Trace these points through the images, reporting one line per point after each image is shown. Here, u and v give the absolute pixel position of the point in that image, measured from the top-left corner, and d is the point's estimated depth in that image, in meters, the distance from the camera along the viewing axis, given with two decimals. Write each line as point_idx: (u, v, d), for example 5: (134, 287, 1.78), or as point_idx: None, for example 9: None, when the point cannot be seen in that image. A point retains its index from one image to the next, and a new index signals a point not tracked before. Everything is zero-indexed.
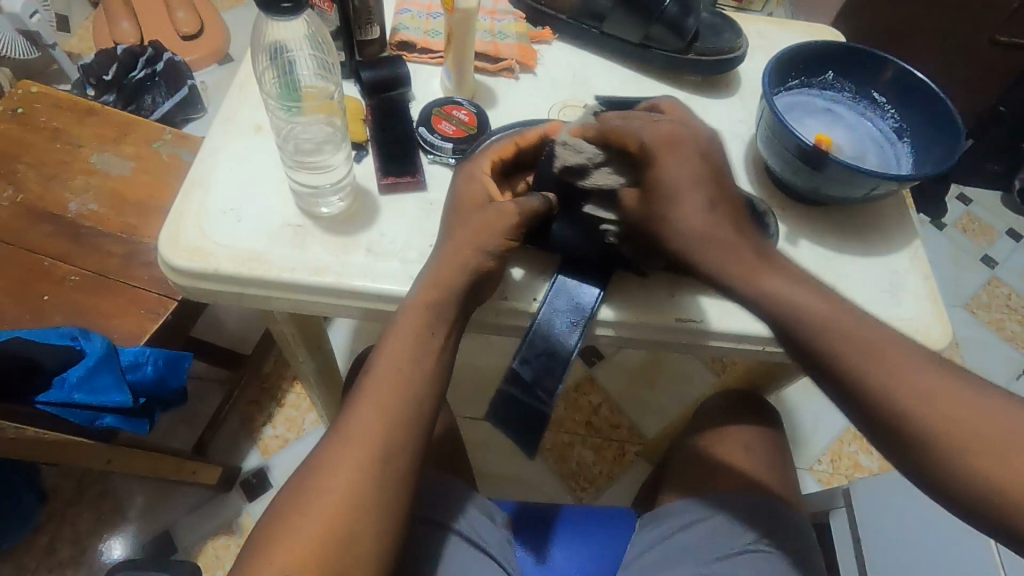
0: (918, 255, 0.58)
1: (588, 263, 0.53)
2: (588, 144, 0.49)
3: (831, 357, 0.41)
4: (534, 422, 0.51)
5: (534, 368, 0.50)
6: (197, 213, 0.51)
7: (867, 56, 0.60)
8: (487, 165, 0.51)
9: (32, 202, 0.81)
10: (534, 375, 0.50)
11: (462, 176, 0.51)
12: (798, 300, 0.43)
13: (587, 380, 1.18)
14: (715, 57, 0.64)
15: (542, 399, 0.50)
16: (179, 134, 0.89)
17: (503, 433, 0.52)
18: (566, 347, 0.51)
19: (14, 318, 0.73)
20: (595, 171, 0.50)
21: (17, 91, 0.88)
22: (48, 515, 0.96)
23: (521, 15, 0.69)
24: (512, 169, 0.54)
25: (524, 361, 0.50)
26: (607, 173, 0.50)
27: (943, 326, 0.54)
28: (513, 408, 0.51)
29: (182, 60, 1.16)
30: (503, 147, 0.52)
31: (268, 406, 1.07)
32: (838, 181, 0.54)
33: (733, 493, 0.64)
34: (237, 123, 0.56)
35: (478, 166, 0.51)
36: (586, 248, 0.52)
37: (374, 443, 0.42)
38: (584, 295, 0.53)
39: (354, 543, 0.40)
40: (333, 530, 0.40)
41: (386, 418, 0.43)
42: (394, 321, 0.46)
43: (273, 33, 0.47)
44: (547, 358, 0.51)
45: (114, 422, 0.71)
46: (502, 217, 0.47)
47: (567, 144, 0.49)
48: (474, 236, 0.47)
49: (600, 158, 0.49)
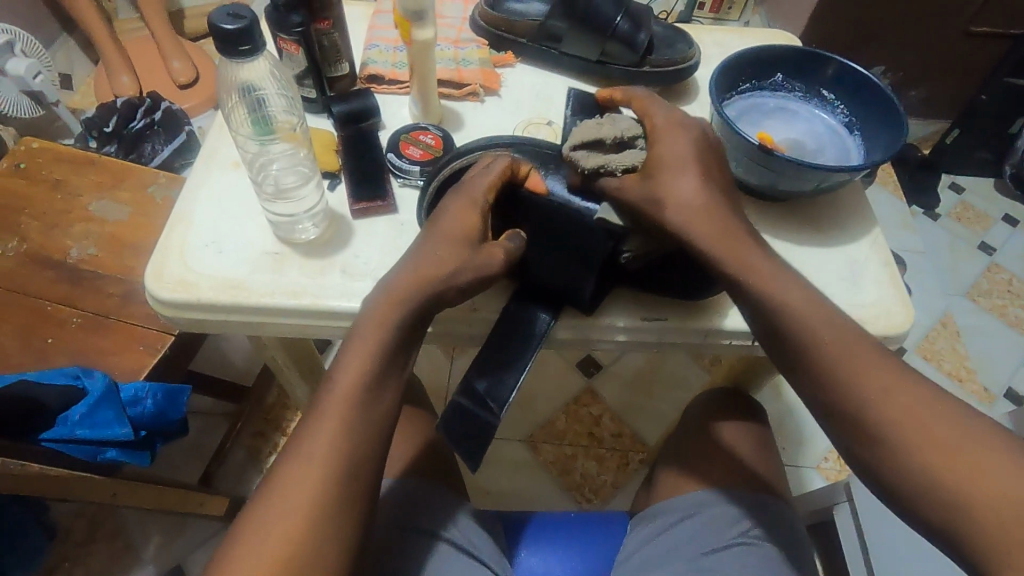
0: (878, 243, 0.60)
1: (543, 293, 0.55)
2: (626, 124, 0.52)
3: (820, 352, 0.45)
4: (483, 433, 0.53)
5: (487, 377, 0.53)
6: (180, 247, 0.55)
7: (811, 58, 0.63)
8: (483, 192, 0.49)
9: (34, 250, 0.85)
10: (489, 386, 0.53)
11: (451, 208, 0.50)
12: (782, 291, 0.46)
13: (588, 392, 1.19)
14: (670, 67, 0.67)
15: (494, 409, 0.53)
16: (172, 177, 0.93)
17: (455, 444, 0.53)
18: (519, 359, 0.54)
19: (20, 363, 0.77)
20: (618, 148, 0.51)
21: (20, 148, 0.93)
22: (61, 555, 0.98)
23: (483, 42, 0.72)
24: (511, 194, 0.52)
25: (480, 371, 0.53)
26: (631, 146, 0.51)
27: (905, 309, 0.56)
28: (469, 421, 0.53)
29: (178, 108, 1.21)
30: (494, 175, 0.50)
31: (273, 436, 1.09)
32: (788, 175, 0.56)
33: (707, 492, 0.64)
34: (217, 160, 0.60)
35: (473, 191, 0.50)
36: (552, 276, 0.54)
37: (342, 445, 0.44)
38: (541, 322, 0.55)
39: (321, 541, 0.42)
40: (309, 531, 0.42)
41: (359, 423, 0.45)
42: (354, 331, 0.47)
43: (241, 76, 0.50)
44: (502, 369, 0.53)
45: (118, 455, 0.74)
46: (485, 260, 0.49)
47: (606, 119, 0.52)
48: (439, 266, 0.48)
49: (636, 135, 0.52)
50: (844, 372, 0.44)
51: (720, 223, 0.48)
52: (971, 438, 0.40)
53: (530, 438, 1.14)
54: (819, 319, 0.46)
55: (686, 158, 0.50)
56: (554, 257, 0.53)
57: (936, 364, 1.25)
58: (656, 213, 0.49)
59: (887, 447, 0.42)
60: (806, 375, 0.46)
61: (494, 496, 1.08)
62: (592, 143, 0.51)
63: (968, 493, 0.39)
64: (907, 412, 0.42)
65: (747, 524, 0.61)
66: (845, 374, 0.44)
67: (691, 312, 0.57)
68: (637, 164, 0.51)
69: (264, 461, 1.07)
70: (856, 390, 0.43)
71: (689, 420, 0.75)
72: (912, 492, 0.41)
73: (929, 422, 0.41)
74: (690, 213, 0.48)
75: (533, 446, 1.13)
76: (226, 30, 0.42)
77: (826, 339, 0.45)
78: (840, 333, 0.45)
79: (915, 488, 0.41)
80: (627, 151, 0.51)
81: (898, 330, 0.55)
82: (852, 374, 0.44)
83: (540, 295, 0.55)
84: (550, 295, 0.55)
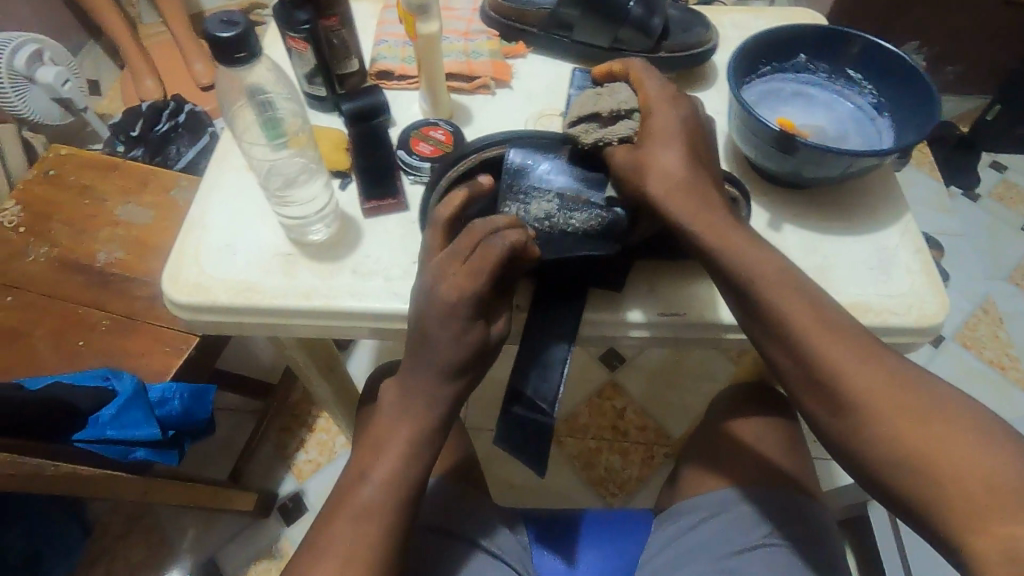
0: (909, 230, 0.57)
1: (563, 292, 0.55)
2: (627, 93, 0.52)
3: (795, 327, 0.44)
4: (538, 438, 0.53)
5: (531, 380, 0.53)
6: (195, 250, 0.55)
7: (836, 36, 0.60)
8: (449, 282, 0.45)
9: (64, 255, 0.87)
10: (534, 389, 0.53)
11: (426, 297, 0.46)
12: (774, 278, 0.46)
13: (610, 385, 1.18)
14: (685, 52, 0.65)
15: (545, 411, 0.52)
16: (194, 179, 0.94)
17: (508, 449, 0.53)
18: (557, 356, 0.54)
19: (53, 365, 0.79)
20: (614, 120, 0.51)
21: (48, 155, 0.95)
22: (101, 549, 1.01)
23: (494, 33, 0.71)
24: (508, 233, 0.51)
25: (522, 378, 0.53)
26: (623, 119, 0.51)
27: (940, 298, 0.53)
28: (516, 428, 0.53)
29: (200, 110, 1.22)
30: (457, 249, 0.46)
31: (300, 431, 1.11)
32: (811, 161, 0.53)
33: (728, 492, 0.63)
34: (230, 162, 0.60)
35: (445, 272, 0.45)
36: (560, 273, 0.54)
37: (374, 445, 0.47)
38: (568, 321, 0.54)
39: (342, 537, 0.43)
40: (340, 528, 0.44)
41: None
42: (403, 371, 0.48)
43: (250, 78, 0.50)
44: (543, 369, 0.53)
45: (147, 455, 0.76)
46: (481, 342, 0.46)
47: (609, 88, 0.52)
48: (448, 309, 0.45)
49: (634, 108, 0.51)
50: (814, 345, 0.44)
51: (699, 195, 0.48)
52: (930, 407, 0.41)
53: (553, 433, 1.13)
54: (787, 293, 0.45)
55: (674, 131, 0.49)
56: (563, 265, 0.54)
57: (977, 352, 1.19)
58: (637, 181, 0.49)
59: (859, 418, 0.42)
60: (777, 347, 0.45)
61: (518, 492, 1.08)
62: (587, 117, 0.51)
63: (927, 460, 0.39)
64: (872, 383, 0.42)
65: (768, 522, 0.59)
66: (808, 344, 0.44)
67: (712, 306, 0.55)
68: (627, 138, 0.50)
69: (292, 456, 1.09)
70: (828, 362, 0.43)
71: (714, 416, 0.73)
72: (871, 458, 0.42)
73: (891, 394, 0.41)
74: (671, 183, 0.48)
75: (556, 440, 1.12)
76: (218, 39, 0.42)
77: (796, 311, 0.44)
78: (808, 305, 0.45)
79: (886, 465, 0.41)
80: (618, 128, 0.51)
81: (933, 321, 0.52)
82: (821, 347, 0.43)
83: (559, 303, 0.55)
84: (563, 289, 0.55)
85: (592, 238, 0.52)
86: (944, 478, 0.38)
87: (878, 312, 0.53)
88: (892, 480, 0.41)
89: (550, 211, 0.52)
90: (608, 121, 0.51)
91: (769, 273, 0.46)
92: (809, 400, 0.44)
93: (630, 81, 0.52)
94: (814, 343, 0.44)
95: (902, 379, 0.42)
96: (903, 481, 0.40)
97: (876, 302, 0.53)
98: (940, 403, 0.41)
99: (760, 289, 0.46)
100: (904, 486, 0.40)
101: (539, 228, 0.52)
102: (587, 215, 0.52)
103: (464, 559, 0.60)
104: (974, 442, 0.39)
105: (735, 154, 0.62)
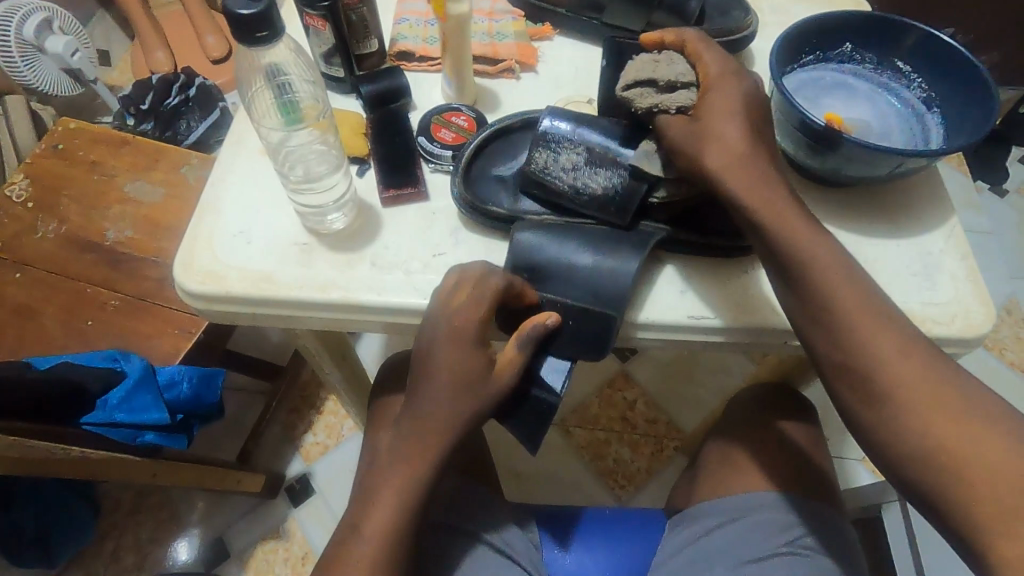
0: (953, 234, 0.55)
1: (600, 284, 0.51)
2: (684, 65, 0.49)
3: (848, 324, 0.41)
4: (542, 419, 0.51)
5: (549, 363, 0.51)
6: (209, 236, 0.53)
7: (886, 25, 0.57)
8: (471, 332, 0.46)
9: (74, 232, 0.85)
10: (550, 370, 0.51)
11: (444, 344, 0.46)
12: (813, 283, 0.43)
13: (622, 376, 1.16)
14: (723, 38, 0.61)
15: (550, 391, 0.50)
16: (204, 157, 0.92)
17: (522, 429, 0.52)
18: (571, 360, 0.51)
19: (63, 345, 0.78)
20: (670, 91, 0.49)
21: (57, 128, 0.93)
22: (110, 525, 1.01)
23: (520, 13, 0.68)
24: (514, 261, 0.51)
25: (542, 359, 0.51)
26: (680, 89, 0.49)
27: (985, 309, 0.51)
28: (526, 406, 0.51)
29: (212, 84, 1.19)
30: (477, 306, 0.46)
31: (308, 414, 1.10)
32: (856, 160, 0.51)
33: (770, 495, 0.60)
34: (245, 146, 0.58)
35: (454, 331, 0.46)
36: (570, 309, 0.50)
37: None
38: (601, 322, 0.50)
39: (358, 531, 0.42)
40: None
41: None
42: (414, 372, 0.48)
43: (268, 59, 0.47)
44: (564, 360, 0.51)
45: (154, 439, 0.75)
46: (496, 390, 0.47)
47: (665, 57, 0.50)
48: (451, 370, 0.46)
49: (692, 81, 0.49)
50: (857, 331, 0.41)
51: (754, 175, 0.45)
52: (965, 402, 0.39)
53: (563, 423, 1.11)
54: (832, 274, 0.43)
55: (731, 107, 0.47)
56: (582, 304, 0.49)
57: (998, 353, 1.16)
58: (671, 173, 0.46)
59: (889, 405, 0.40)
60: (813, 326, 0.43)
61: (525, 482, 1.07)
62: (645, 83, 0.49)
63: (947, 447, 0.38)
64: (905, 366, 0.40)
65: (790, 523, 0.58)
66: (858, 334, 0.41)
67: (746, 307, 0.52)
68: (684, 109, 0.48)
69: (300, 438, 1.08)
70: (861, 343, 0.41)
71: (734, 417, 0.71)
72: (900, 456, 0.40)
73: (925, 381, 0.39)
74: (725, 162, 0.45)
75: (566, 431, 1.11)
76: (242, 15, 0.40)
77: (846, 301, 0.42)
78: (859, 296, 0.42)
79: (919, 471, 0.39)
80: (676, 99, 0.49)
81: (976, 332, 0.50)
82: (862, 329, 0.41)
83: (574, 342, 0.50)
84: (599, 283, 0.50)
85: (609, 198, 0.51)
86: (964, 468, 0.37)
87: (920, 320, 0.50)
88: (905, 468, 0.40)
89: (578, 162, 0.52)
90: (665, 90, 0.49)
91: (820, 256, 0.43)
92: (838, 384, 0.42)
93: (685, 53, 0.50)
94: (867, 338, 0.41)
95: (949, 380, 0.39)
96: (924, 474, 0.39)
97: (916, 309, 0.51)
98: (986, 409, 0.38)
99: (801, 271, 0.43)
100: (921, 476, 0.39)
101: (562, 178, 0.52)
102: (610, 175, 0.51)
103: (475, 555, 0.58)
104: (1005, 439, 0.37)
105: None
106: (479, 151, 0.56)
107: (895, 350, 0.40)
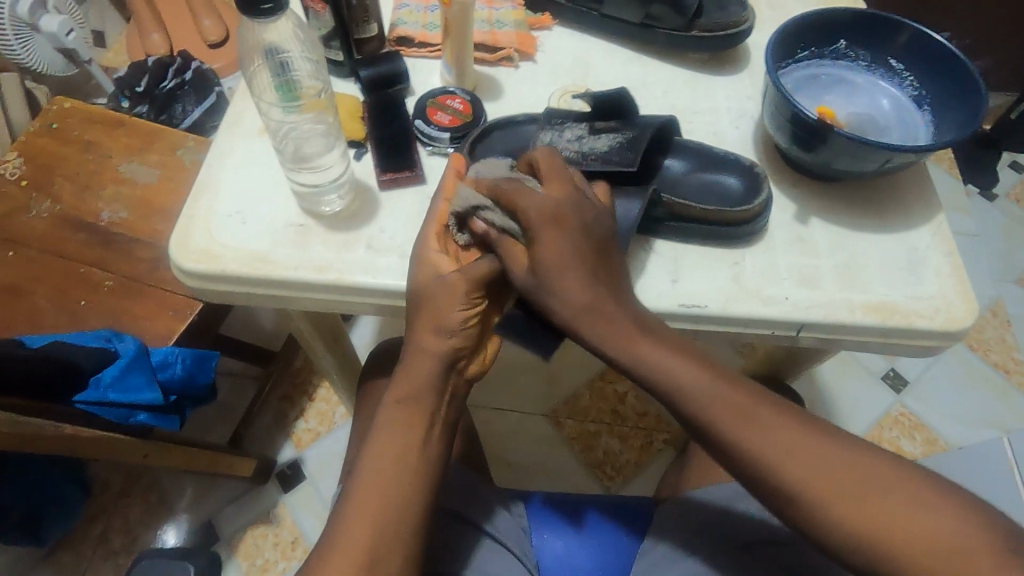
0: (940, 230, 0.56)
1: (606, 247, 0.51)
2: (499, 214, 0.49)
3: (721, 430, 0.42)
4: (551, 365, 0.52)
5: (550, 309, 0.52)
6: (205, 216, 0.53)
7: (880, 23, 0.58)
8: (434, 239, 0.50)
9: (67, 212, 0.85)
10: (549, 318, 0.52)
11: (415, 259, 0.50)
12: (671, 355, 0.45)
13: (613, 369, 1.17)
14: (719, 33, 0.62)
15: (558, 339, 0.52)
16: (200, 140, 0.92)
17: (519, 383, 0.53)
18: None
19: (55, 324, 0.78)
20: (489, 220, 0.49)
21: (52, 108, 0.93)
22: (100, 506, 1.01)
23: (519, 2, 0.68)
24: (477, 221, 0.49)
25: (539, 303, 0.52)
26: (505, 220, 0.48)
27: (967, 302, 0.52)
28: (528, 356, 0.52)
29: (208, 67, 1.18)
30: (440, 212, 0.51)
31: (300, 400, 1.11)
32: (845, 155, 0.51)
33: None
34: (243, 127, 0.58)
35: (426, 246, 0.50)
36: None
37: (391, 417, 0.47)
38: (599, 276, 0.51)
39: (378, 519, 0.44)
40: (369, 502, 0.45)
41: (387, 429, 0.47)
42: (408, 356, 0.49)
43: (267, 38, 0.47)
44: None
45: (147, 419, 0.75)
46: (454, 292, 0.47)
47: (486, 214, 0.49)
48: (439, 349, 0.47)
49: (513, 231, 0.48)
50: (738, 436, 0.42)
51: (609, 318, 0.46)
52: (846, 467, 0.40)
53: (554, 414, 1.12)
54: (707, 380, 0.43)
55: (563, 214, 0.47)
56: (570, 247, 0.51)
57: (982, 354, 1.15)
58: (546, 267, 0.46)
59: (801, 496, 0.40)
60: (701, 440, 0.44)
61: (515, 470, 1.08)
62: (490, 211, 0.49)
63: (895, 539, 0.37)
64: (827, 466, 0.40)
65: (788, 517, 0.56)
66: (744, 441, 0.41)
67: (735, 298, 0.52)
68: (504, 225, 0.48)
69: (292, 424, 1.09)
70: (753, 445, 0.41)
71: None
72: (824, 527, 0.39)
73: (848, 472, 0.39)
74: (576, 312, 0.46)
75: (557, 422, 1.12)
76: None
77: (709, 402, 0.43)
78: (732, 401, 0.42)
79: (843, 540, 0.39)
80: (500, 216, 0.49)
81: (960, 327, 0.51)
82: (749, 426, 0.42)
83: None
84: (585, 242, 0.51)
85: (615, 151, 0.54)
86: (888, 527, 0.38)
87: (905, 314, 0.52)
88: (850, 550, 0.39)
89: (581, 135, 0.55)
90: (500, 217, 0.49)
91: (687, 379, 0.44)
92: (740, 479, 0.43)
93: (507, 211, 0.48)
94: (751, 442, 0.41)
95: (821, 440, 0.41)
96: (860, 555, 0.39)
97: (901, 304, 0.52)
98: (860, 466, 0.40)
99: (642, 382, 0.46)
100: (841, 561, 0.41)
101: (568, 147, 0.55)
102: (613, 136, 0.55)
103: (463, 540, 0.59)
104: (925, 509, 0.38)
105: (764, 143, 0.60)
106: (488, 128, 0.57)
107: (782, 444, 0.41)
